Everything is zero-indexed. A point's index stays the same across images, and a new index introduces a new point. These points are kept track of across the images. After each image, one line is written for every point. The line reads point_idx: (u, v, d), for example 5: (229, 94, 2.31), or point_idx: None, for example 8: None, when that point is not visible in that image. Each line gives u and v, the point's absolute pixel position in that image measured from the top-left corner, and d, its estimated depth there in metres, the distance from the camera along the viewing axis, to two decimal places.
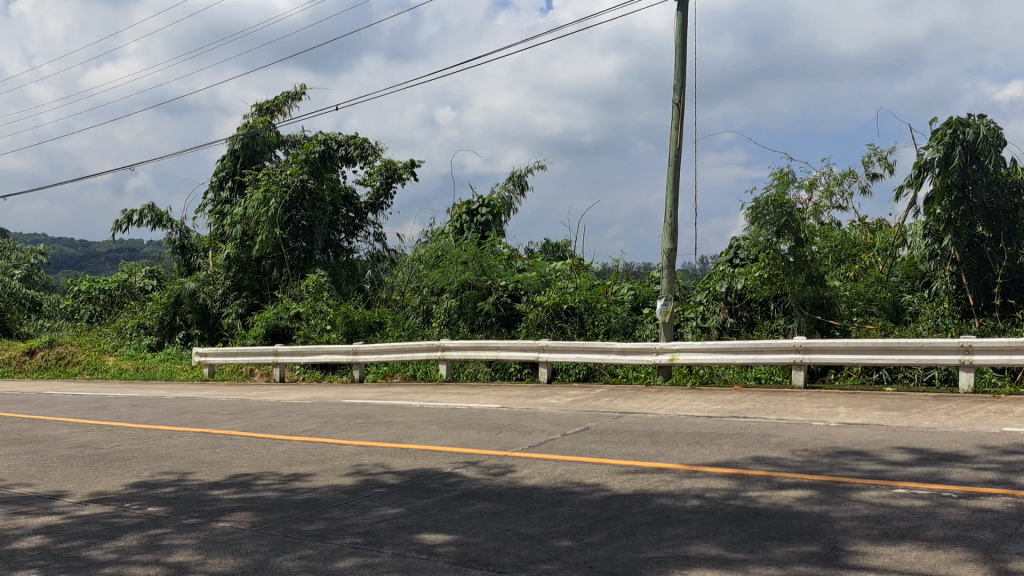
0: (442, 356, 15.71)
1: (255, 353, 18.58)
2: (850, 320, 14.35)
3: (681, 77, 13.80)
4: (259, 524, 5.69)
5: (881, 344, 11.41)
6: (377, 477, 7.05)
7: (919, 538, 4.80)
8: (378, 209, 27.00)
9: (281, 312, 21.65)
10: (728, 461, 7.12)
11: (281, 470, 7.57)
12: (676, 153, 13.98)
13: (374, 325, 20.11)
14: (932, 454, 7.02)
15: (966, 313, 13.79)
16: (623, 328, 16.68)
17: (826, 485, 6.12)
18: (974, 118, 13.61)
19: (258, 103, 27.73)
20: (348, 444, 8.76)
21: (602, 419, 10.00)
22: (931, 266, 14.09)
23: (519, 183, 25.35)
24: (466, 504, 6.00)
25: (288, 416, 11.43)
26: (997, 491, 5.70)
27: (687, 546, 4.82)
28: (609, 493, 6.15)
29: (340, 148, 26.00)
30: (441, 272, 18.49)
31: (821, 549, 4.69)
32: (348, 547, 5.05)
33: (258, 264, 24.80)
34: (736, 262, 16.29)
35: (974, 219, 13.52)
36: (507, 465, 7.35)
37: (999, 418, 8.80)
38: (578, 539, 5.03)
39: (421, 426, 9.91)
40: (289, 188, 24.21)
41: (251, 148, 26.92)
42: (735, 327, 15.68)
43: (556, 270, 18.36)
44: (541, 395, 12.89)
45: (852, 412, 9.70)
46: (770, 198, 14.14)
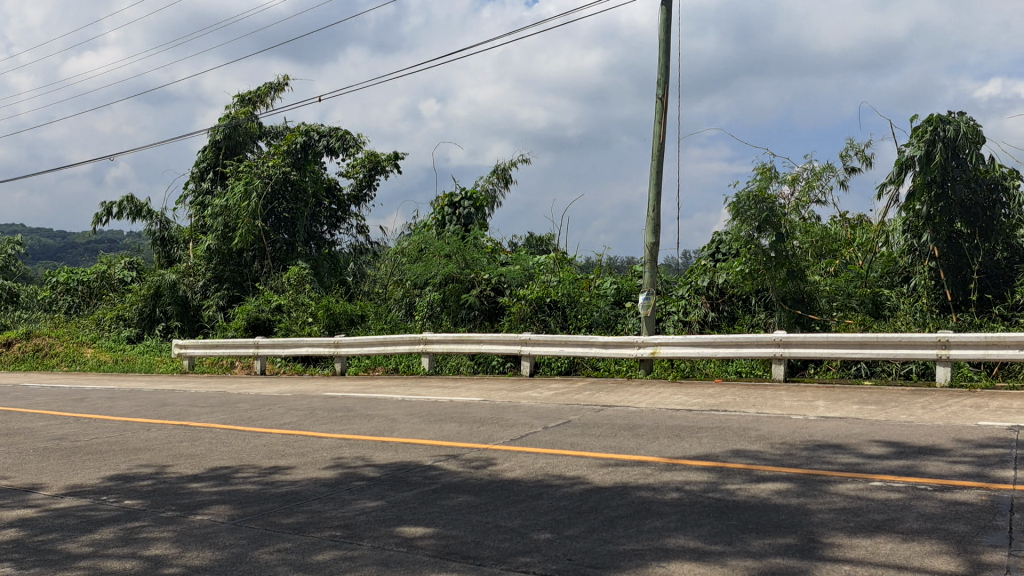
0: (425, 348, 15.68)
1: (236, 345, 18.51)
2: (830, 315, 14.47)
3: (665, 72, 13.84)
4: (237, 517, 5.68)
5: (858, 339, 11.51)
6: (357, 470, 7.05)
7: (895, 530, 4.86)
8: (360, 201, 26.89)
9: (262, 304, 21.51)
10: (707, 455, 7.17)
11: (260, 463, 7.56)
12: (659, 147, 14.02)
13: (355, 319, 20.10)
14: (909, 447, 7.10)
15: (943, 308, 13.88)
16: (605, 322, 16.80)
17: (804, 478, 6.18)
18: (954, 116, 13.73)
19: (239, 94, 27.55)
20: (329, 437, 8.74)
21: (583, 411, 10.05)
22: (910, 261, 14.23)
23: (503, 176, 25.32)
24: (446, 497, 6.02)
25: (268, 409, 11.41)
26: (972, 484, 5.78)
27: (666, 539, 4.85)
28: (589, 486, 6.19)
29: (323, 140, 25.70)
30: (425, 265, 18.35)
31: (798, 541, 4.73)
32: (327, 540, 5.05)
33: (239, 256, 24.56)
34: (717, 256, 16.34)
35: (952, 215, 13.63)
36: (487, 458, 7.37)
37: (976, 412, 8.90)
38: (558, 532, 5.05)
39: (402, 418, 9.91)
40: (270, 180, 24.06)
41: (233, 139, 26.75)
42: (715, 322, 15.75)
43: (539, 264, 18.42)
44: (523, 388, 12.93)
45: (831, 405, 9.80)
46: (753, 193, 14.21)
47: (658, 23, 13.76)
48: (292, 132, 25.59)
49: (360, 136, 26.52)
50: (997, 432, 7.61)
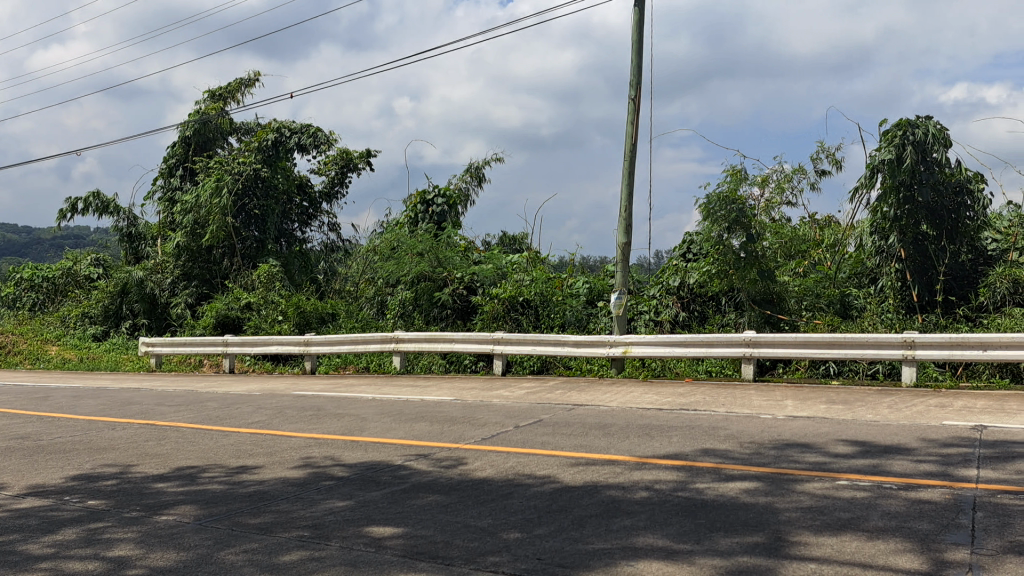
0: (396, 347, 15.64)
1: (204, 343, 18.32)
2: (799, 316, 14.60)
3: (637, 72, 13.88)
4: (203, 518, 5.62)
5: (826, 339, 11.64)
6: (326, 470, 7.01)
7: (860, 528, 4.91)
8: (332, 198, 26.72)
9: (231, 302, 21.27)
10: (677, 454, 7.20)
11: (228, 462, 7.49)
12: (632, 147, 14.07)
13: (326, 317, 19.99)
14: (875, 446, 7.19)
15: (910, 308, 14.09)
16: (578, 321, 16.86)
17: (771, 476, 6.23)
18: (921, 119, 13.95)
19: (210, 90, 27.26)
20: (298, 437, 8.68)
21: (554, 410, 10.06)
22: (878, 262, 14.36)
23: (476, 175, 25.29)
24: (416, 496, 6.01)
25: (237, 407, 11.30)
26: (936, 482, 5.86)
27: (635, 538, 4.87)
28: (559, 485, 6.20)
29: (294, 136, 25.46)
30: (397, 263, 18.29)
31: (765, 540, 4.77)
32: (294, 540, 5.01)
33: (208, 253, 24.30)
34: (688, 256, 16.41)
35: (919, 217, 13.81)
36: (458, 457, 7.35)
37: (940, 411, 9.04)
38: (527, 531, 5.06)
39: (373, 418, 9.86)
40: (241, 176, 23.77)
41: (203, 135, 26.48)
42: (686, 321, 15.80)
43: (512, 262, 18.42)
44: (495, 387, 12.94)
45: (799, 405, 9.91)
46: (723, 194, 14.28)
47: (631, 24, 13.81)
48: (263, 128, 25.32)
49: (332, 133, 26.32)
50: (960, 431, 7.73)
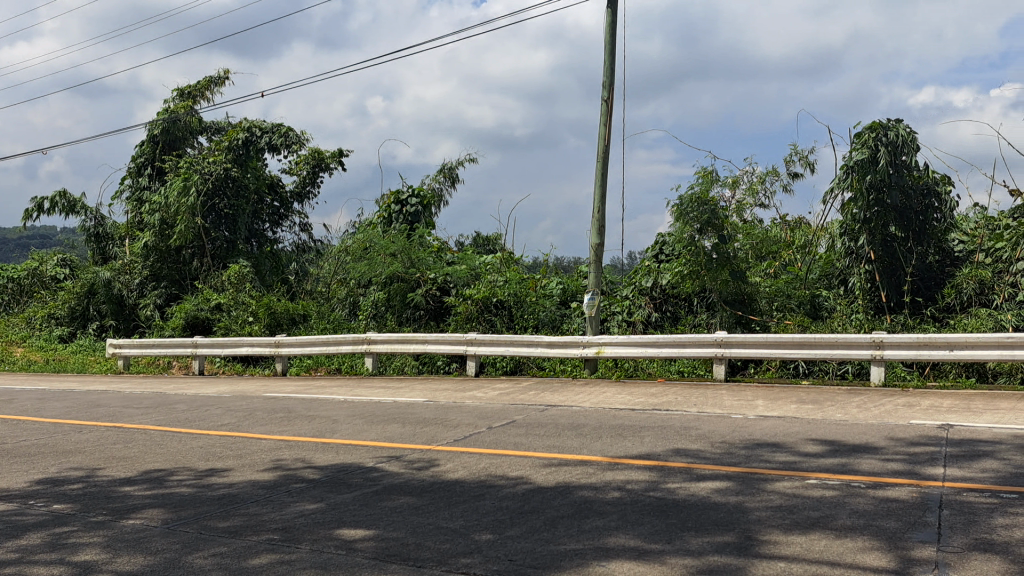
0: (368, 349, 15.56)
1: (173, 344, 18.13)
2: (770, 316, 14.75)
3: (610, 74, 13.93)
4: (171, 521, 5.56)
5: (797, 339, 11.74)
6: (297, 472, 6.95)
7: (829, 527, 4.96)
8: (303, 198, 26.55)
9: (201, 303, 21.08)
10: (649, 454, 7.23)
11: (197, 465, 7.41)
12: (605, 148, 14.11)
13: (297, 318, 19.85)
14: (843, 445, 7.26)
15: (878, 309, 14.28)
16: (551, 322, 16.91)
17: (742, 476, 6.27)
18: (892, 122, 14.12)
19: (179, 88, 26.98)
20: (268, 439, 8.61)
21: (527, 411, 10.06)
22: (847, 263, 14.51)
23: (450, 175, 25.24)
24: (387, 499, 5.97)
25: (206, 410, 11.19)
26: (904, 481, 5.93)
27: (607, 538, 4.88)
28: (531, 486, 6.20)
29: (265, 136, 25.23)
30: (369, 264, 18.19)
31: (735, 539, 4.80)
32: (264, 543, 4.98)
33: (178, 253, 24.07)
34: (661, 257, 16.48)
35: (887, 219, 13.97)
36: (430, 459, 7.33)
37: (907, 411, 9.15)
38: (499, 532, 5.05)
39: (344, 419, 9.82)
40: (211, 176, 23.53)
41: (172, 134, 26.24)
42: (659, 322, 15.89)
43: (485, 263, 18.39)
44: (468, 388, 12.92)
45: (770, 404, 10.01)
46: (695, 196, 14.35)
47: (604, 25, 13.86)
48: (235, 127, 25.08)
49: (303, 132, 26.14)
50: (927, 431, 7.83)
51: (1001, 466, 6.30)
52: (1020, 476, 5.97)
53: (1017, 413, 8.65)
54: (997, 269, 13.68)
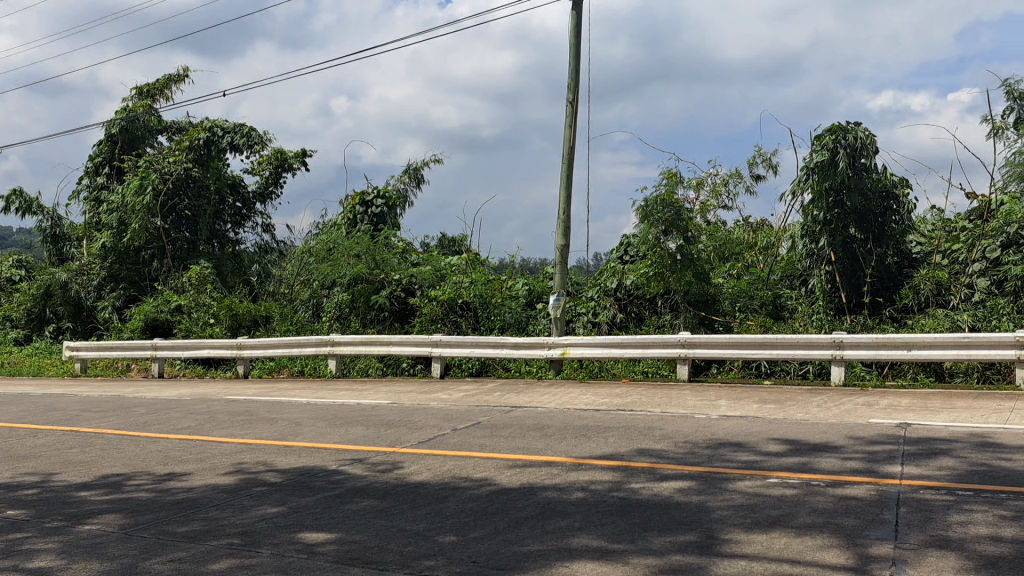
0: (331, 351, 15.47)
1: (131, 347, 17.86)
2: (732, 317, 14.91)
3: (574, 76, 13.99)
4: (129, 526, 5.49)
5: (759, 340, 11.85)
6: (258, 476, 6.88)
7: (789, 525, 5.02)
8: (266, 199, 26.30)
9: (160, 304, 20.80)
10: (612, 454, 7.27)
11: (156, 469, 7.31)
12: (569, 150, 14.16)
13: (259, 320, 19.65)
14: (804, 445, 7.34)
15: (838, 310, 14.49)
16: (517, 324, 16.97)
17: (705, 475, 6.33)
18: (852, 125, 14.35)
19: (137, 86, 26.60)
20: (229, 443, 8.52)
21: (492, 413, 10.05)
22: (809, 265, 14.70)
23: (415, 175, 25.16)
24: (351, 502, 5.94)
25: (166, 413, 11.04)
26: (862, 479, 6.02)
27: (570, 539, 4.90)
28: (495, 487, 6.20)
29: (227, 136, 24.94)
30: (333, 265, 18.06)
31: (698, 538, 4.85)
32: (224, 548, 4.92)
33: (137, 254, 23.72)
34: (625, 258, 16.57)
35: (847, 221, 14.17)
36: (394, 461, 7.30)
37: (867, 410, 9.28)
38: (463, 534, 5.05)
39: (307, 422, 9.76)
40: (170, 176, 23.22)
41: (130, 133, 25.89)
42: (623, 323, 15.97)
43: (451, 265, 18.36)
44: (433, 390, 12.87)
45: (732, 404, 10.10)
46: (660, 197, 14.42)
47: (568, 28, 13.91)
48: (196, 127, 24.77)
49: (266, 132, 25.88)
50: (885, 429, 7.95)
51: (958, 463, 6.42)
52: (976, 473, 6.09)
53: (973, 412, 8.81)
54: (953, 270, 14.02)
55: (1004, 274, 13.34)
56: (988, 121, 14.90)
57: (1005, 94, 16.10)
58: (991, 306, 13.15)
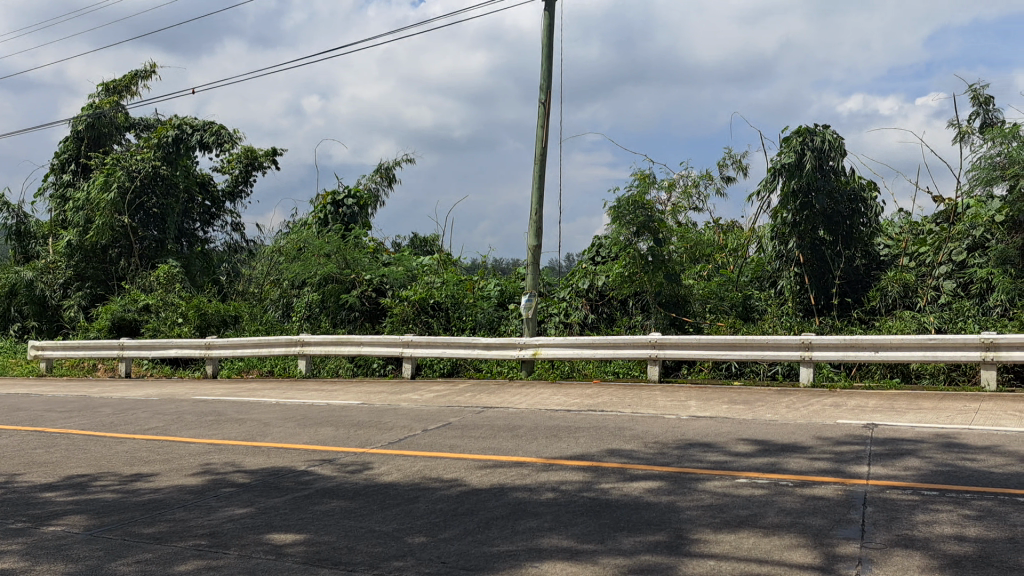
0: (301, 351, 15.37)
1: (98, 347, 17.61)
2: (703, 318, 15.02)
3: (547, 77, 14.01)
4: (94, 528, 5.41)
5: (729, 340, 11.94)
6: (226, 477, 6.82)
7: (757, 525, 5.06)
8: (236, 197, 26.07)
9: (128, 303, 20.54)
10: (583, 454, 7.29)
11: (122, 470, 7.22)
12: (542, 152, 14.18)
13: (228, 320, 19.49)
14: (772, 445, 7.40)
15: (807, 311, 14.64)
16: (489, 324, 16.91)
17: (674, 476, 6.37)
18: (819, 127, 14.49)
19: (104, 82, 26.26)
20: (197, 443, 8.43)
21: (463, 413, 10.04)
22: (778, 266, 14.86)
23: (387, 175, 25.06)
24: (319, 503, 5.90)
25: (132, 414, 10.90)
26: (829, 479, 6.09)
27: (541, 539, 4.91)
28: (466, 488, 6.19)
29: (196, 134, 24.71)
30: (303, 265, 17.94)
31: (667, 538, 4.87)
32: (191, 549, 4.88)
33: (104, 253, 23.43)
34: (597, 260, 16.62)
35: (816, 223, 14.31)
36: (364, 462, 7.26)
37: (834, 411, 9.38)
38: (432, 535, 5.03)
39: (277, 422, 9.69)
40: (138, 174, 22.96)
41: (97, 129, 25.55)
42: (595, 323, 16.03)
43: (422, 265, 18.34)
44: (404, 390, 12.82)
45: (702, 405, 10.17)
46: (632, 198, 14.48)
47: (541, 29, 13.93)
48: (164, 125, 24.50)
49: (236, 131, 25.65)
50: (853, 430, 8.04)
51: (923, 464, 6.51)
52: (940, 473, 6.18)
53: (939, 413, 8.93)
54: (919, 272, 14.23)
55: (969, 277, 13.55)
56: (954, 126, 15.11)
57: (970, 99, 16.35)
58: (957, 309, 13.37)
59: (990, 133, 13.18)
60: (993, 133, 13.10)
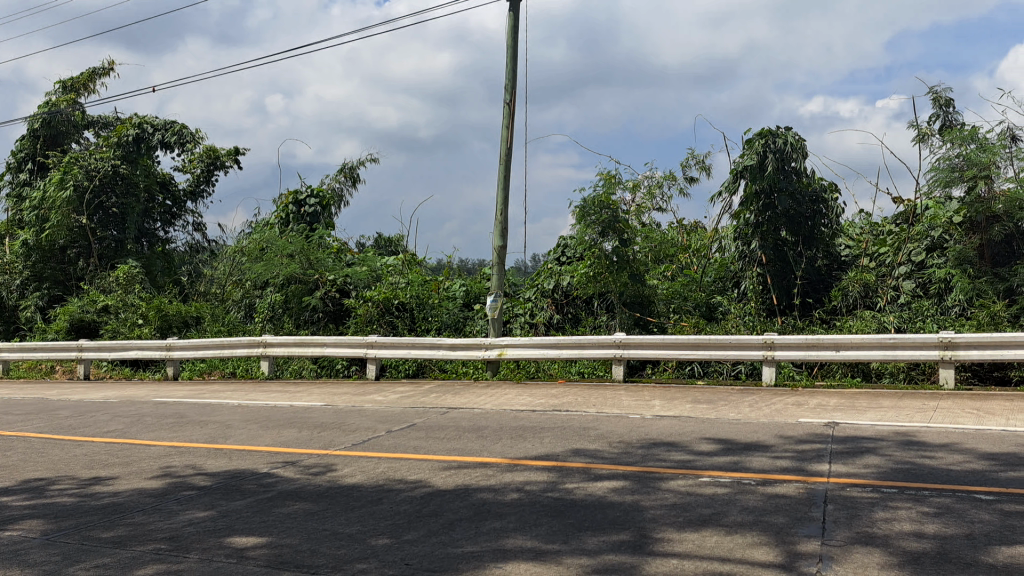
0: (264, 352, 15.25)
1: (55, 349, 17.30)
2: (667, 318, 15.15)
3: (511, 77, 14.02)
4: (51, 532, 5.32)
5: (693, 340, 12.04)
6: (187, 480, 6.73)
7: (720, 524, 5.11)
8: (197, 197, 25.77)
9: (86, 304, 20.21)
10: (548, 455, 7.30)
11: (80, 474, 7.10)
12: (507, 152, 14.19)
13: (189, 321, 19.27)
14: (735, 444, 7.47)
15: (770, 311, 14.77)
16: (454, 324, 16.95)
17: (638, 475, 6.41)
18: (781, 130, 14.67)
19: (61, 80, 25.84)
20: (157, 446, 8.32)
21: (428, 414, 10.02)
22: (740, 266, 15.00)
23: (351, 175, 24.92)
24: (281, 505, 5.85)
25: (91, 416, 10.72)
26: (791, 477, 6.16)
27: (505, 540, 4.91)
28: (430, 489, 6.17)
29: (157, 133, 24.40)
30: (266, 265, 17.80)
31: (631, 537, 4.90)
32: (150, 553, 4.81)
33: (62, 253, 23.01)
34: (562, 260, 16.67)
35: (778, 224, 14.48)
36: (327, 463, 7.22)
37: (797, 410, 9.48)
38: (396, 537, 5.01)
39: (239, 424, 9.60)
40: (97, 173, 22.63)
41: (54, 128, 25.13)
42: (560, 324, 16.06)
43: (386, 265, 18.27)
44: (368, 392, 12.76)
45: (666, 404, 10.25)
46: (597, 199, 14.54)
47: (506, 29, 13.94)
48: (124, 123, 24.15)
49: (198, 130, 25.38)
50: (814, 429, 8.14)
51: (882, 461, 6.61)
52: (899, 471, 6.28)
53: (899, 411, 9.06)
54: (880, 272, 14.44)
55: (928, 277, 13.79)
56: (913, 127, 15.35)
57: (931, 101, 16.62)
58: (916, 308, 13.61)
59: (949, 134, 13.41)
60: (953, 134, 13.33)
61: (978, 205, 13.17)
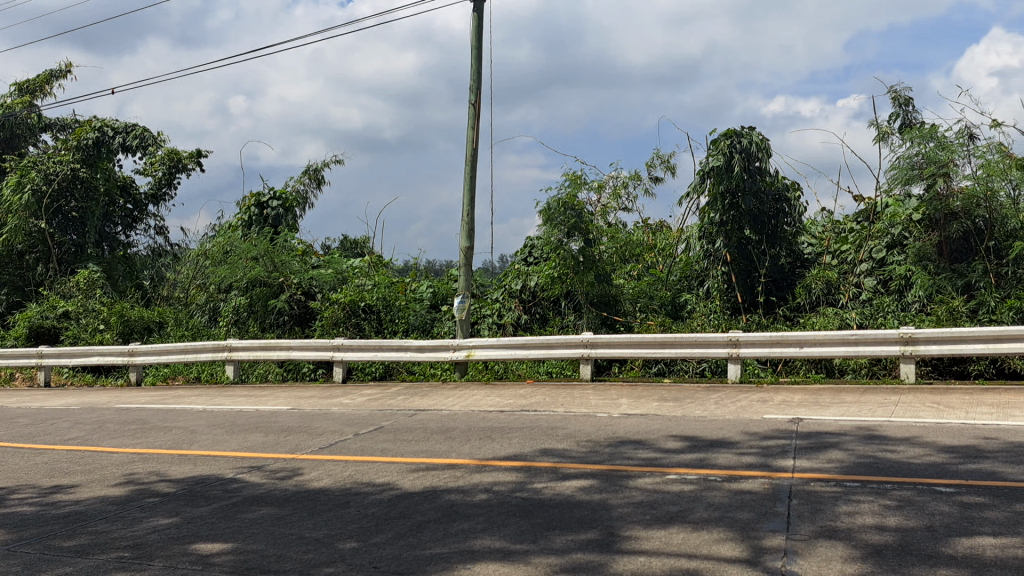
0: (228, 356, 15.11)
1: (14, 356, 17.01)
2: (634, 316, 15.22)
3: (477, 77, 14.01)
4: (10, 542, 5.23)
5: (659, 339, 12.12)
6: (151, 487, 6.66)
7: (687, 520, 5.15)
8: (159, 201, 25.45)
9: (45, 311, 19.88)
10: (516, 455, 7.31)
11: (41, 482, 6.99)
12: (472, 153, 14.19)
13: (151, 326, 19.03)
14: (701, 441, 7.54)
15: (734, 309, 14.92)
16: (422, 326, 16.85)
17: (605, 474, 6.44)
18: (745, 130, 14.82)
19: (17, 82, 25.39)
20: (119, 453, 8.21)
21: (395, 417, 9.98)
22: (705, 265, 15.16)
23: (316, 177, 24.76)
24: (248, 511, 5.80)
25: (51, 423, 10.55)
26: (756, 473, 6.23)
27: (474, 540, 4.92)
28: (398, 492, 6.16)
29: (118, 136, 23.81)
30: (229, 269, 17.64)
31: (599, 535, 4.92)
32: (113, 562, 4.75)
33: (21, 258, 22.65)
34: (529, 261, 16.69)
35: (741, 223, 14.64)
36: (294, 468, 7.17)
37: (761, 406, 9.57)
38: (364, 540, 5.00)
39: (203, 430, 9.49)
40: (56, 177, 22.36)
41: (9, 131, 24.70)
42: (528, 324, 16.08)
43: (352, 266, 18.15)
44: (335, 395, 12.68)
45: (632, 403, 10.29)
46: (562, 200, 14.59)
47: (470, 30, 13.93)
48: (84, 126, 23.65)
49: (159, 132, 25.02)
50: (778, 424, 8.24)
51: (845, 456, 6.70)
52: (862, 465, 6.37)
53: (861, 406, 9.19)
54: (841, 270, 14.62)
55: (888, 273, 14.00)
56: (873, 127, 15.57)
57: (891, 100, 16.87)
58: (877, 305, 13.81)
59: (909, 134, 13.61)
60: (912, 133, 13.54)
61: (936, 202, 13.33)
